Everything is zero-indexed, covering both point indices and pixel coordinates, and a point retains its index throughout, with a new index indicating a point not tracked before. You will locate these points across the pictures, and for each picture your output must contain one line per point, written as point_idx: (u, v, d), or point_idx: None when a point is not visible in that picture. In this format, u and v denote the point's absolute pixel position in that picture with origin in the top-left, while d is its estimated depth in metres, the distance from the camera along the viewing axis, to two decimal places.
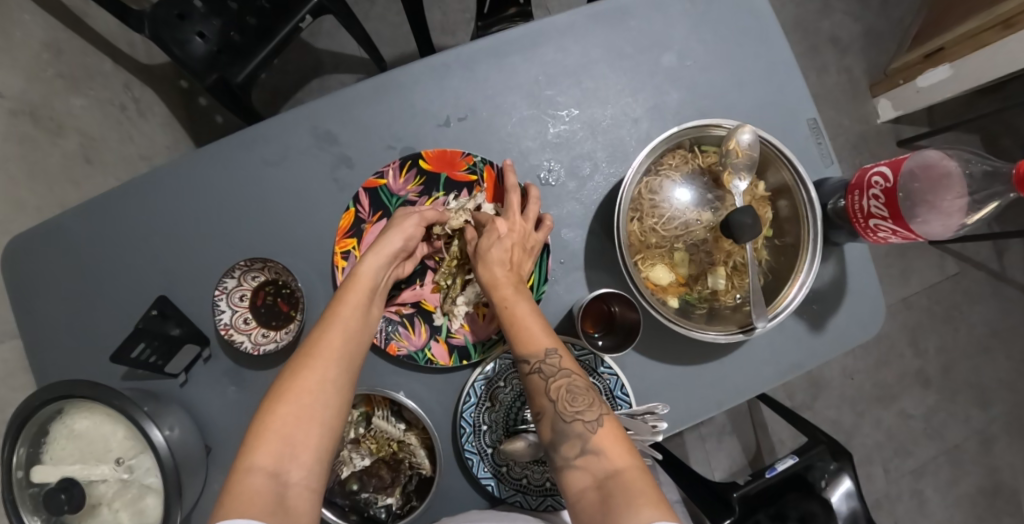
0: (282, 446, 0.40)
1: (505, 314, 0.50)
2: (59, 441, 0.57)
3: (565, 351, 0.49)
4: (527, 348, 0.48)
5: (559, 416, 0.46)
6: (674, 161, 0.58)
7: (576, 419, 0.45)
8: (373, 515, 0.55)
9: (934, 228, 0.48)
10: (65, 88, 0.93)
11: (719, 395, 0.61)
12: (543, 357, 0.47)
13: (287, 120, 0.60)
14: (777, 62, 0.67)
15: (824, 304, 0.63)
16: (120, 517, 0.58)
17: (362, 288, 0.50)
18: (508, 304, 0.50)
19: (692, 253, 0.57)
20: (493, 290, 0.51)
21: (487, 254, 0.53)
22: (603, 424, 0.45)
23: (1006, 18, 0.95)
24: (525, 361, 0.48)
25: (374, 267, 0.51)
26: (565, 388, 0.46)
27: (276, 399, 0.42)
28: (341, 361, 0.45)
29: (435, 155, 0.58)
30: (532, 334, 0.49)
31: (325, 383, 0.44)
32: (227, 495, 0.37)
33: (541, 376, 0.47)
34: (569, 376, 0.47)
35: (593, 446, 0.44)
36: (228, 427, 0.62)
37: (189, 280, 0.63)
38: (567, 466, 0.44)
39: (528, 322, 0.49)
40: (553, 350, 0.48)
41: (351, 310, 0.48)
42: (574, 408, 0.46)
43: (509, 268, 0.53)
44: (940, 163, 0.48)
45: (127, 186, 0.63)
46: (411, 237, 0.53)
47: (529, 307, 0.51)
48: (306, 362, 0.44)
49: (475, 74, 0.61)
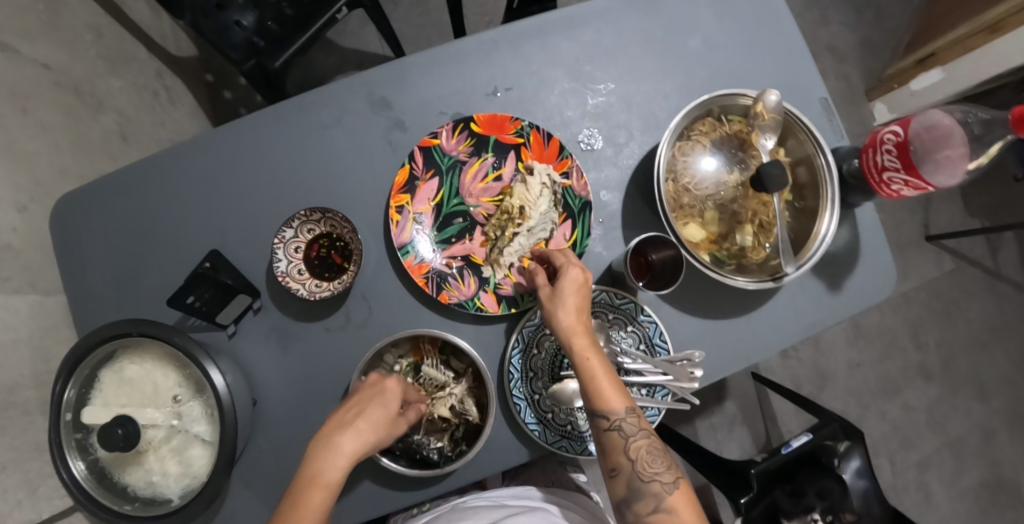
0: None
1: (584, 369, 0.50)
2: (109, 386, 0.58)
3: (639, 410, 0.51)
4: (605, 407, 0.50)
5: (636, 475, 0.50)
6: (704, 129, 0.63)
7: (654, 480, 0.49)
8: (425, 458, 0.57)
9: (945, 178, 0.53)
10: (105, 69, 0.96)
11: (748, 349, 0.64)
12: (624, 417, 0.50)
13: (344, 86, 0.64)
14: (794, 47, 0.72)
15: (842, 267, 0.67)
16: (164, 465, 0.58)
17: (323, 492, 0.47)
18: (586, 355, 0.50)
19: (721, 212, 0.61)
20: (571, 339, 0.51)
21: (562, 304, 0.52)
22: (678, 486, 0.50)
23: (992, 24, 1.04)
24: (604, 418, 0.50)
25: (334, 469, 0.48)
26: (644, 449, 0.50)
27: None
28: None
29: (486, 119, 0.62)
30: (610, 394, 0.50)
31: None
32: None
33: (621, 434, 0.50)
34: (647, 436, 0.51)
35: (667, 505, 0.49)
36: (273, 381, 0.63)
37: (240, 236, 0.65)
38: (638, 521, 0.50)
39: (606, 383, 0.50)
40: (631, 411, 0.50)
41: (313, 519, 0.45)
42: (652, 469, 0.50)
43: (582, 315, 0.52)
44: (943, 121, 0.54)
45: (184, 147, 0.66)
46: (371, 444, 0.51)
47: (602, 361, 0.51)
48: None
49: (520, 50, 0.66)
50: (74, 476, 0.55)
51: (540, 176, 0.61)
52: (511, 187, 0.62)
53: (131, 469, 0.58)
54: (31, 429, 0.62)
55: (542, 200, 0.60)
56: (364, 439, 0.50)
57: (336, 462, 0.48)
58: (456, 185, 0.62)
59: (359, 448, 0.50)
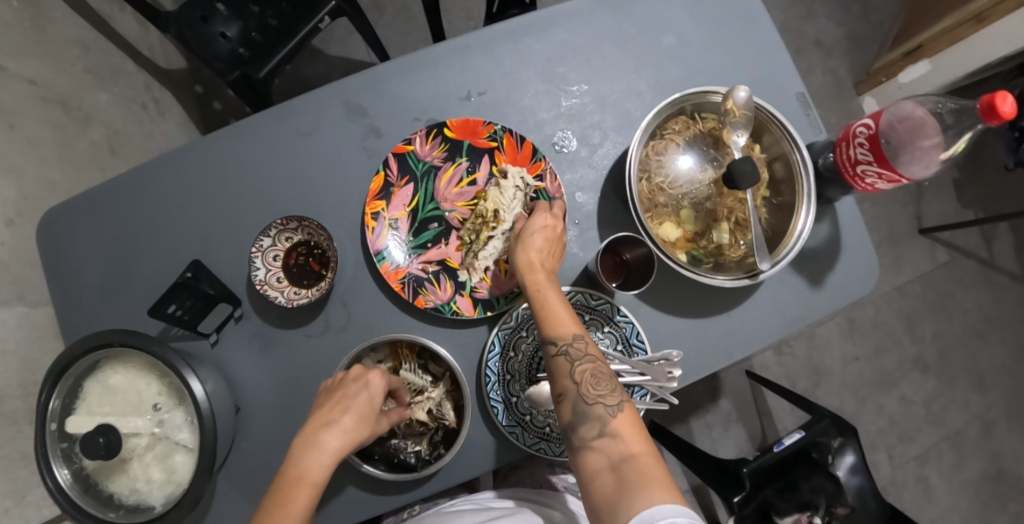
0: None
1: (537, 301, 0.53)
2: (93, 394, 0.59)
3: (589, 339, 0.52)
4: (555, 332, 0.52)
5: (581, 399, 0.49)
6: (678, 126, 0.63)
7: (598, 403, 0.48)
8: (404, 462, 0.57)
9: (919, 170, 0.52)
10: (92, 83, 0.97)
11: (728, 347, 0.64)
12: (571, 342, 0.51)
13: (320, 94, 0.65)
14: (768, 43, 0.73)
15: (822, 262, 0.67)
16: (150, 472, 0.59)
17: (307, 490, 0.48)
18: (540, 287, 0.54)
19: (697, 210, 0.61)
20: (528, 272, 0.54)
21: (527, 240, 0.56)
22: (623, 410, 0.48)
23: (978, 14, 1.03)
24: (552, 343, 0.51)
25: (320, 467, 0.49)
26: (589, 372, 0.50)
27: None
28: None
29: (459, 124, 0.63)
30: (560, 320, 0.52)
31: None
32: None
33: (567, 359, 0.50)
34: (593, 362, 0.50)
35: (611, 429, 0.47)
36: (256, 387, 0.64)
37: (221, 245, 0.65)
38: (584, 446, 0.48)
39: (556, 309, 0.53)
40: (580, 337, 0.51)
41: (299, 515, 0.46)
42: (597, 392, 0.49)
43: (544, 254, 0.55)
44: (917, 112, 0.53)
45: (166, 158, 0.67)
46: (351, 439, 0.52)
47: (558, 295, 0.54)
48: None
49: (493, 53, 0.67)
50: (60, 484, 0.56)
51: (512, 180, 0.61)
52: (485, 191, 0.62)
53: (117, 476, 0.59)
54: (19, 438, 0.63)
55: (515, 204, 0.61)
56: (354, 434, 0.52)
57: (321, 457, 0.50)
58: (429, 191, 0.62)
59: (347, 443, 0.51)
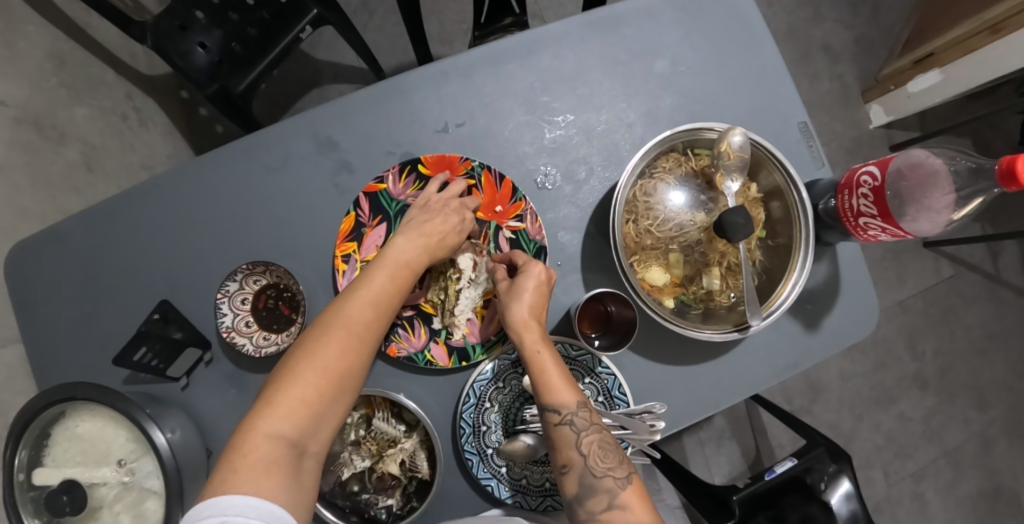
0: (300, 416, 0.44)
1: (534, 362, 0.50)
2: (61, 444, 0.57)
3: (592, 405, 0.50)
4: (556, 400, 0.49)
5: (588, 471, 0.47)
6: (668, 164, 0.60)
7: (606, 475, 0.47)
8: (373, 516, 0.56)
9: (924, 227, 0.49)
10: (69, 98, 0.94)
11: (717, 395, 0.61)
12: (575, 410, 0.49)
13: (289, 127, 0.61)
14: (768, 67, 0.68)
15: (818, 304, 0.64)
16: (120, 520, 0.58)
17: (398, 267, 0.53)
18: (536, 349, 0.51)
19: (687, 254, 0.58)
20: (521, 333, 0.51)
21: (520, 298, 0.52)
22: (631, 482, 0.47)
23: (993, 24, 0.98)
24: (554, 412, 0.49)
25: (409, 250, 0.54)
26: (596, 444, 0.48)
27: (295, 375, 0.45)
28: (361, 343, 0.49)
29: (434, 160, 0.60)
30: (560, 386, 0.49)
31: (352, 358, 0.48)
32: (234, 449, 0.42)
33: (571, 429, 0.48)
34: (599, 432, 0.49)
35: (621, 502, 0.46)
36: (228, 431, 0.62)
37: (191, 284, 0.63)
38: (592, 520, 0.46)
39: (554, 374, 0.50)
40: (583, 405, 0.49)
41: (383, 290, 0.51)
42: (604, 464, 0.47)
43: (537, 311, 0.53)
44: (927, 161, 0.49)
45: (131, 193, 0.64)
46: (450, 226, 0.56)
47: (553, 356, 0.51)
48: (333, 333, 0.48)
49: (472, 82, 0.63)
50: None
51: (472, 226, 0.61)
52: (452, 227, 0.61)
53: None
54: None
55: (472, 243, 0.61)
56: (448, 224, 0.56)
57: (411, 242, 0.55)
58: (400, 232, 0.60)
59: (442, 230, 0.56)
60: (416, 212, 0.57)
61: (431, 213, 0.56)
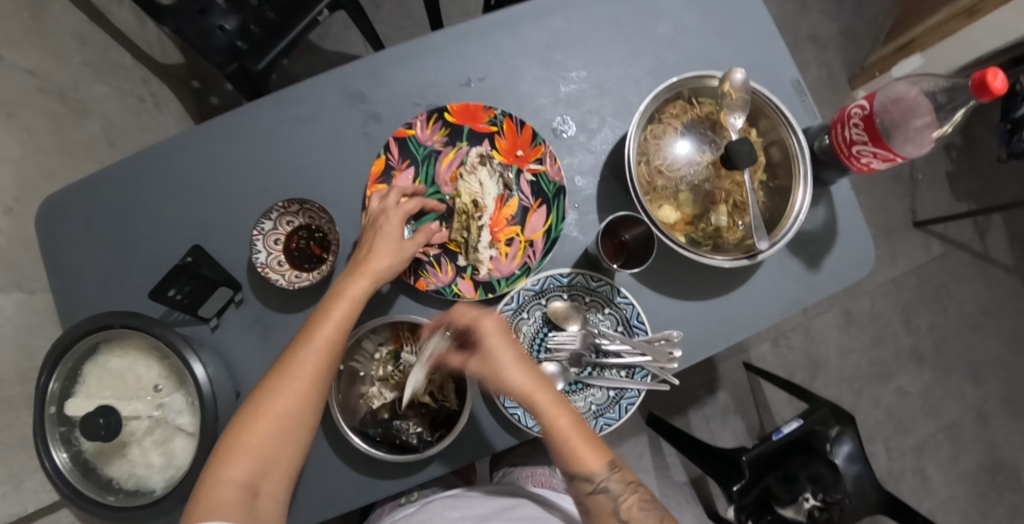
0: (250, 461, 0.46)
1: (553, 431, 0.49)
2: (94, 378, 0.59)
3: (620, 462, 0.51)
4: (585, 469, 0.49)
5: None
6: (675, 111, 0.63)
7: None
8: (404, 443, 0.57)
9: (913, 148, 0.53)
10: (90, 76, 0.97)
11: (728, 330, 0.64)
12: (605, 475, 0.49)
13: (320, 80, 0.65)
14: (765, 30, 0.73)
15: (819, 245, 0.68)
16: (149, 456, 0.59)
17: (346, 305, 0.52)
18: (551, 413, 0.49)
19: (696, 193, 0.62)
20: (530, 399, 0.50)
21: (501, 358, 0.50)
22: None
23: (969, 7, 1.06)
24: (586, 482, 0.49)
25: (353, 287, 0.53)
26: (637, 506, 0.48)
27: (252, 418, 0.47)
28: (311, 388, 0.49)
29: (459, 109, 0.63)
30: (583, 452, 0.49)
31: (301, 402, 0.49)
32: (196, 496, 0.44)
33: (608, 496, 0.49)
34: (634, 491, 0.49)
35: None
36: (256, 372, 0.64)
37: (221, 230, 0.65)
38: None
39: (572, 439, 0.49)
40: (614, 466, 0.49)
41: (334, 331, 0.51)
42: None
43: (527, 367, 0.51)
44: (910, 94, 0.55)
45: (163, 144, 0.67)
46: (386, 254, 0.55)
47: (568, 417, 0.50)
48: (281, 380, 0.49)
49: (491, 40, 0.67)
50: (58, 467, 0.55)
51: (494, 170, 0.63)
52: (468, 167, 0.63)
53: (114, 460, 0.58)
54: (17, 423, 0.62)
55: (494, 187, 0.63)
56: (388, 250, 0.55)
57: (352, 280, 0.53)
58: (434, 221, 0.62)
59: (382, 259, 0.55)
60: (362, 248, 0.56)
61: (373, 247, 0.55)
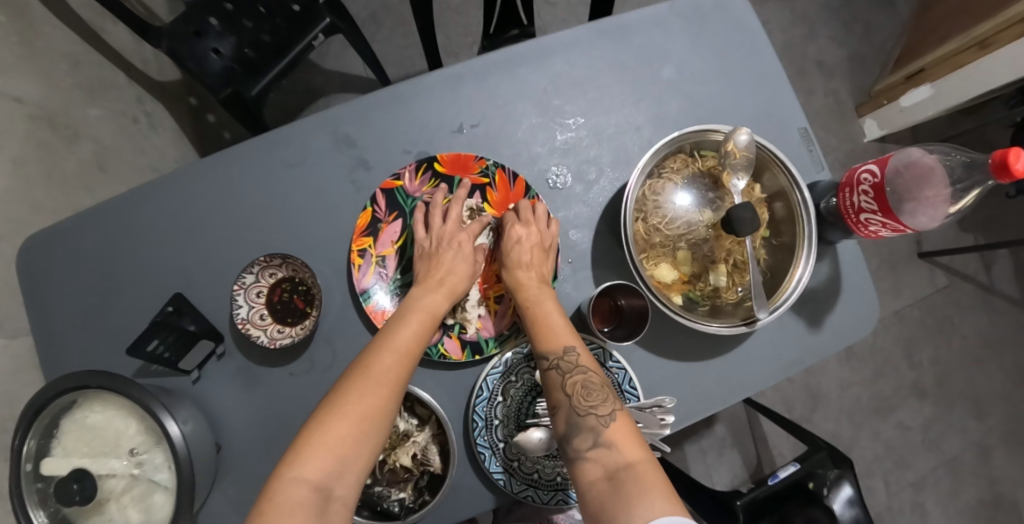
0: (324, 460, 0.42)
1: (530, 311, 0.54)
2: (71, 434, 0.57)
3: (583, 352, 0.52)
4: (547, 345, 0.51)
5: (573, 411, 0.48)
6: (676, 165, 0.62)
7: (590, 413, 0.47)
8: (386, 510, 0.55)
9: (923, 221, 0.51)
10: (82, 99, 0.95)
11: (724, 391, 0.62)
12: (563, 354, 0.50)
13: (308, 124, 0.63)
14: (770, 75, 0.71)
15: (819, 303, 0.66)
16: (128, 514, 0.58)
17: (423, 319, 0.53)
18: (534, 299, 0.55)
19: (694, 251, 0.60)
20: (519, 292, 0.55)
21: (513, 257, 0.57)
22: (615, 418, 0.47)
23: (982, 40, 1.03)
24: (544, 357, 0.51)
25: (429, 301, 0.54)
26: (581, 384, 0.49)
27: (327, 415, 0.45)
28: (387, 386, 0.47)
29: (450, 159, 0.61)
30: (553, 333, 0.52)
31: (382, 405, 0.46)
32: (264, 498, 0.41)
33: (558, 372, 0.50)
34: (585, 373, 0.50)
35: (606, 439, 0.45)
36: (238, 426, 0.62)
37: (204, 278, 0.64)
38: (579, 458, 0.46)
39: (549, 321, 0.53)
40: (571, 349, 0.51)
41: (410, 340, 0.51)
42: (588, 403, 0.48)
43: (531, 270, 0.56)
44: (925, 159, 0.52)
45: (148, 188, 0.65)
46: (456, 274, 0.57)
47: (550, 306, 0.55)
48: (361, 379, 0.47)
49: (487, 84, 0.65)
50: None
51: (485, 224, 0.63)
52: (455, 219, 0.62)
53: (94, 517, 0.58)
54: None
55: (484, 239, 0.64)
56: (458, 270, 0.57)
57: (428, 293, 0.55)
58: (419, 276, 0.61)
59: (453, 276, 0.56)
60: (426, 262, 0.57)
61: (442, 263, 0.57)
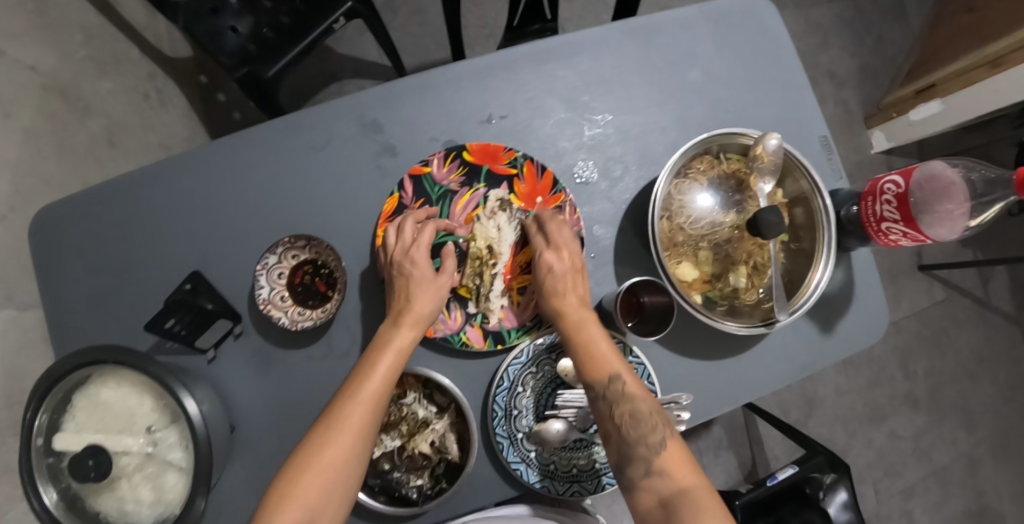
0: (297, 513, 0.44)
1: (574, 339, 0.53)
2: (84, 409, 0.57)
3: (630, 376, 0.51)
4: (591, 375, 0.51)
5: (623, 441, 0.48)
6: (702, 166, 0.63)
7: (640, 443, 0.47)
8: (404, 496, 0.55)
9: (942, 232, 0.53)
10: (94, 71, 0.94)
11: (738, 390, 0.63)
12: (608, 383, 0.50)
13: (335, 107, 0.62)
14: (792, 83, 0.73)
15: (833, 308, 0.67)
16: (138, 493, 0.57)
17: (392, 357, 0.51)
18: (577, 325, 0.54)
19: (716, 252, 0.61)
20: (559, 316, 0.54)
21: (550, 282, 0.55)
22: (667, 446, 0.47)
23: (994, 59, 1.05)
24: (590, 387, 0.51)
25: (397, 335, 0.52)
26: (629, 414, 0.48)
27: (300, 471, 0.45)
28: (357, 436, 0.47)
29: (479, 148, 0.61)
30: (598, 361, 0.51)
31: (349, 453, 0.47)
32: None
33: (606, 401, 0.50)
34: (634, 401, 0.49)
35: (657, 468, 0.46)
36: (252, 407, 0.62)
37: (222, 257, 0.63)
38: (634, 487, 0.47)
39: (594, 349, 0.52)
40: (617, 377, 0.50)
41: (380, 384, 0.50)
42: (638, 432, 0.48)
43: (571, 291, 0.56)
44: (947, 173, 0.54)
45: (167, 164, 0.64)
46: (427, 302, 0.54)
47: (594, 330, 0.54)
48: (330, 433, 0.47)
49: (517, 77, 0.65)
50: (46, 504, 0.54)
51: (513, 216, 0.61)
52: (480, 208, 0.61)
53: (105, 493, 0.57)
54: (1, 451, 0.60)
55: (509, 233, 0.61)
56: (427, 297, 0.55)
57: (396, 327, 0.53)
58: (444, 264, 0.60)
59: (419, 306, 0.54)
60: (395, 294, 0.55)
61: (410, 292, 0.54)
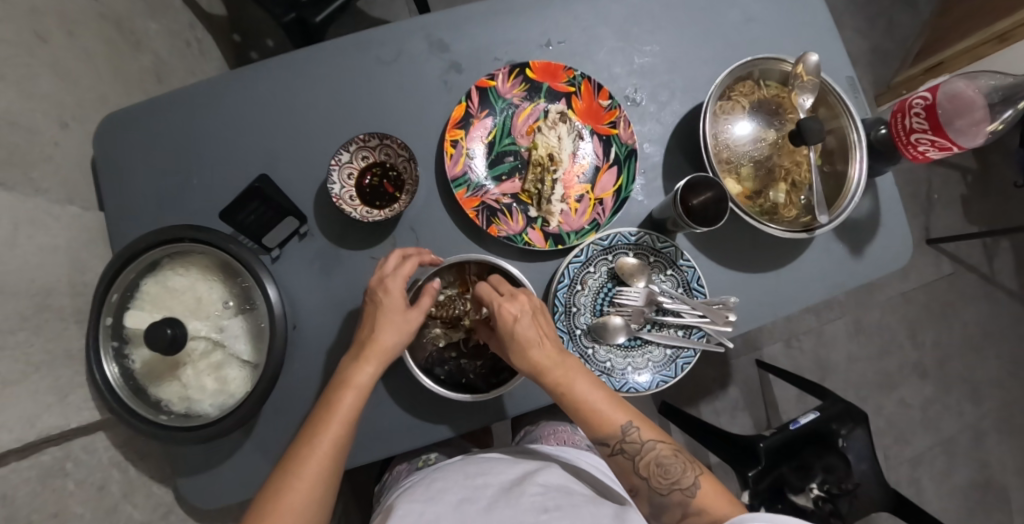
0: None
1: (571, 399, 0.51)
2: (151, 293, 0.58)
3: (642, 421, 0.52)
4: (602, 432, 0.51)
5: (654, 491, 0.51)
6: (744, 91, 0.66)
7: (673, 489, 0.50)
8: (469, 384, 0.58)
9: (967, 140, 0.58)
10: (144, 10, 0.96)
11: (775, 304, 0.67)
12: (622, 437, 0.51)
13: (403, 25, 0.65)
14: (829, 27, 0.77)
15: (863, 232, 0.70)
16: (202, 381, 0.58)
17: (355, 395, 0.51)
18: (564, 386, 0.51)
19: (756, 169, 0.65)
20: (543, 378, 0.51)
21: (518, 344, 0.51)
22: (700, 485, 0.50)
23: (1001, 34, 1.10)
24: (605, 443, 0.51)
25: (354, 373, 0.52)
26: (654, 463, 0.51)
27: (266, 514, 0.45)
28: (319, 476, 0.48)
29: (541, 66, 0.64)
30: (603, 418, 0.51)
31: (312, 496, 0.47)
32: None
33: (626, 456, 0.51)
34: (655, 446, 0.51)
35: (694, 508, 0.50)
36: (311, 307, 0.64)
37: (289, 162, 0.65)
38: None
39: (595, 408, 0.51)
40: (630, 426, 0.51)
41: (341, 425, 0.50)
42: (668, 480, 0.51)
43: (542, 344, 0.52)
44: (967, 91, 0.60)
45: (235, 74, 0.66)
46: (398, 337, 0.53)
47: (584, 383, 0.52)
48: (290, 477, 0.47)
49: (574, 6, 0.69)
50: (108, 380, 0.54)
51: (573, 128, 0.64)
52: (539, 122, 0.64)
53: (168, 379, 0.58)
54: (66, 336, 0.61)
55: (567, 145, 0.64)
56: (393, 330, 0.53)
57: (358, 365, 0.52)
58: (506, 171, 0.63)
59: (382, 344, 0.53)
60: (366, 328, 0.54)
61: (377, 325, 0.54)
